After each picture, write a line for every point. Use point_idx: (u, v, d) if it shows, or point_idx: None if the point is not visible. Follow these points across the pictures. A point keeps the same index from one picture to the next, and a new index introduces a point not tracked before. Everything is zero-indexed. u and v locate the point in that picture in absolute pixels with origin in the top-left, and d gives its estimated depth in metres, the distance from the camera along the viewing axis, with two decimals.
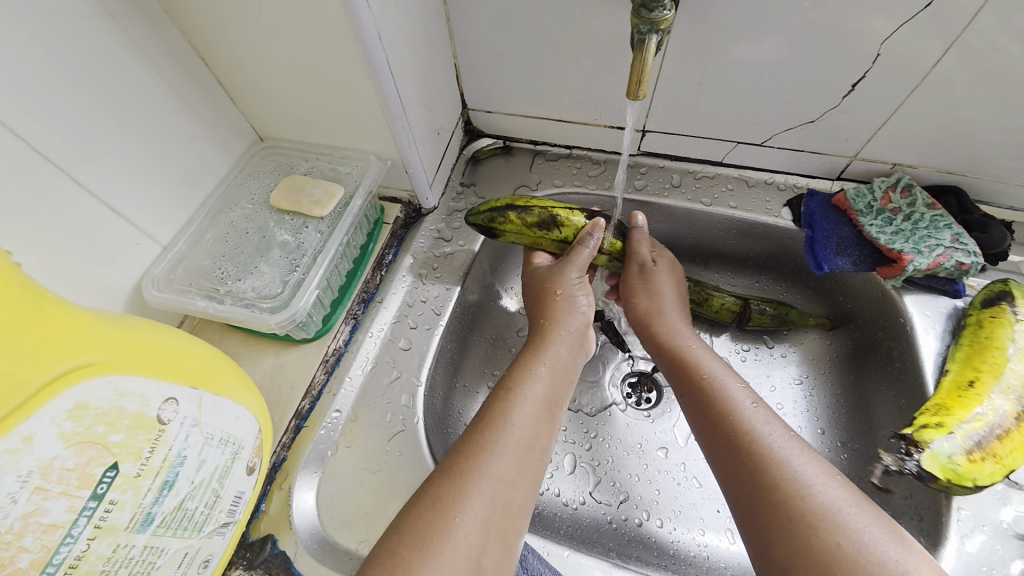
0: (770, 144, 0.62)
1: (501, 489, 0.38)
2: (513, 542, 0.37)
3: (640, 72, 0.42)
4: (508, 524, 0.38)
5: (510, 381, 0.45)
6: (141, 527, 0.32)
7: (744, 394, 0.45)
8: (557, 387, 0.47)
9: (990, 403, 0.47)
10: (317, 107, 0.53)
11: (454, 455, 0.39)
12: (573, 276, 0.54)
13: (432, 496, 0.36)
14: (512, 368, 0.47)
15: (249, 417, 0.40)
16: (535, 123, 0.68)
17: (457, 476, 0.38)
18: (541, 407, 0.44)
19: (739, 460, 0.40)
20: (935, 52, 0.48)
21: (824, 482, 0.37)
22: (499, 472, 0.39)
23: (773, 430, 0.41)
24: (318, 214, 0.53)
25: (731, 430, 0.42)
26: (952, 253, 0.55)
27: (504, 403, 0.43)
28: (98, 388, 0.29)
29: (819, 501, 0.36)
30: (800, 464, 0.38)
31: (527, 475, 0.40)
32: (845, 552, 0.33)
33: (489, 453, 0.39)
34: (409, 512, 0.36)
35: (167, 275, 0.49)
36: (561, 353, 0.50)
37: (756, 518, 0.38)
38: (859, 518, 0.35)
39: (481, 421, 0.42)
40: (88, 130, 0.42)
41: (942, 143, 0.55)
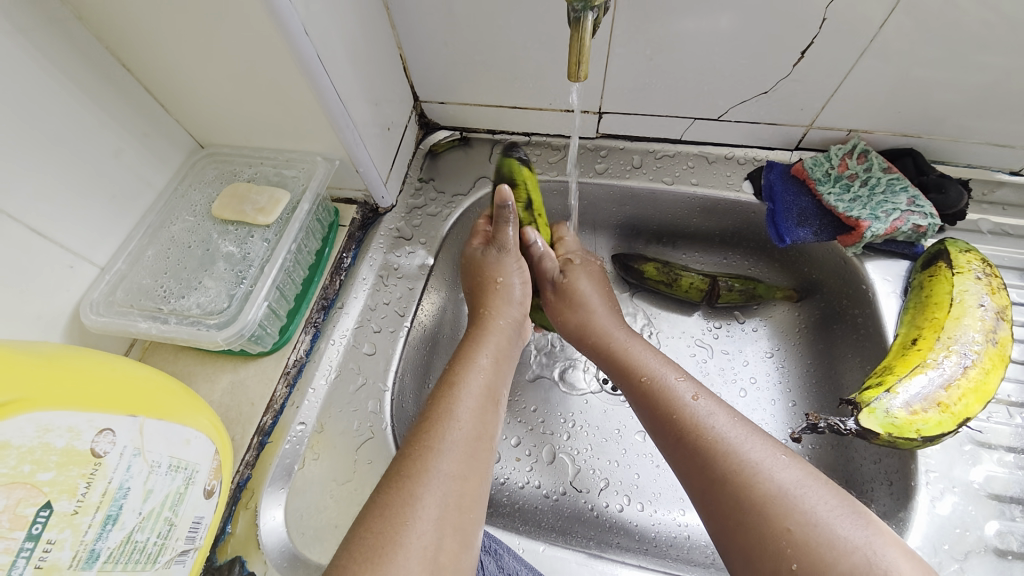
0: (727, 118, 0.61)
1: (452, 486, 0.36)
2: (471, 539, 0.36)
3: (579, 51, 0.40)
4: (463, 522, 0.36)
5: (452, 377, 0.44)
6: (85, 565, 0.31)
7: (686, 385, 0.44)
8: (498, 376, 0.46)
9: (933, 355, 0.48)
10: (255, 110, 0.50)
11: (401, 458, 0.38)
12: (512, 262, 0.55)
13: (382, 504, 0.34)
14: (453, 365, 0.46)
15: (202, 439, 0.39)
16: (491, 111, 0.66)
17: (406, 479, 0.36)
18: (484, 401, 0.43)
19: (692, 459, 0.40)
20: (880, 14, 0.47)
21: (772, 465, 0.37)
22: (447, 468, 0.37)
23: (717, 419, 0.41)
24: (263, 222, 0.51)
25: (679, 427, 0.42)
26: (909, 217, 0.55)
27: (447, 399, 0.42)
28: (18, 427, 0.28)
29: (766, 489, 0.35)
30: (748, 449, 0.38)
31: (477, 467, 0.38)
32: (798, 537, 0.33)
33: (427, 452, 0.38)
34: (359, 523, 0.34)
35: (107, 298, 0.47)
36: (500, 340, 0.50)
37: (720, 513, 0.37)
38: (809, 497, 0.35)
39: (425, 421, 0.40)
40: (3, 151, 0.39)
41: (897, 106, 0.55)
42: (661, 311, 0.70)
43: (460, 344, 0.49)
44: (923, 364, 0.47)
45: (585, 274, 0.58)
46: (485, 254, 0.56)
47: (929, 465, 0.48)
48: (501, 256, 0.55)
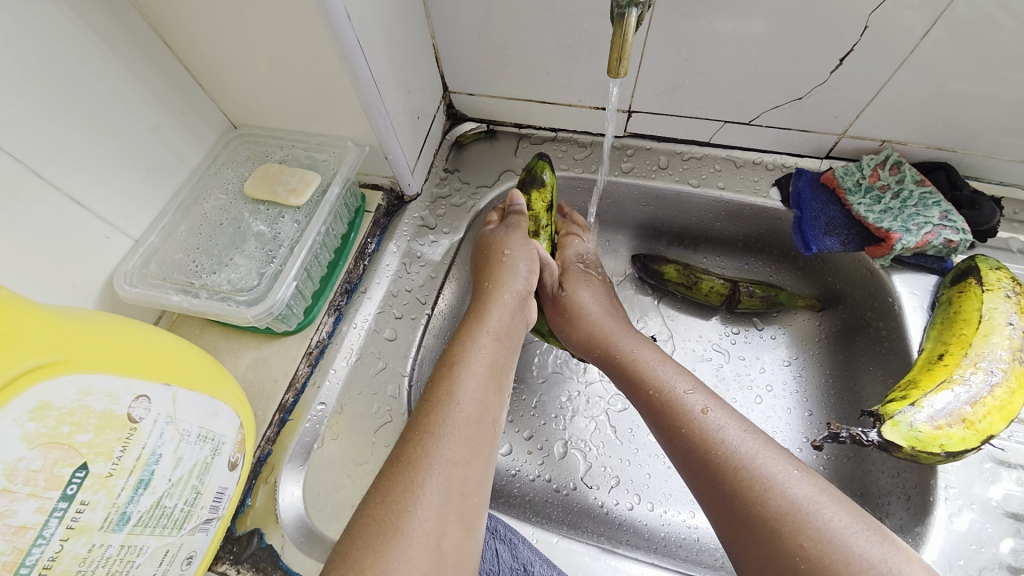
0: (758, 123, 0.61)
1: (454, 472, 0.36)
2: (476, 523, 0.35)
3: (621, 48, 0.40)
4: (467, 505, 0.35)
5: (451, 356, 0.43)
6: (116, 527, 0.31)
7: (696, 396, 0.44)
8: (505, 356, 0.46)
9: (960, 371, 0.47)
10: (290, 92, 0.51)
11: (402, 446, 0.37)
12: (518, 236, 0.55)
13: (384, 492, 0.34)
14: (453, 343, 0.45)
15: (229, 412, 0.40)
16: (519, 105, 0.66)
17: (406, 463, 0.35)
18: (484, 380, 0.42)
19: (701, 474, 0.40)
20: (921, 26, 0.46)
21: (785, 481, 0.36)
22: (448, 453, 0.36)
23: (728, 432, 0.40)
24: (294, 203, 0.51)
25: (688, 441, 0.41)
26: (941, 231, 0.54)
27: (447, 380, 0.41)
28: (61, 388, 0.28)
29: (778, 505, 0.35)
30: (761, 463, 0.38)
31: (479, 450, 0.38)
32: (812, 553, 0.33)
33: (428, 436, 0.37)
34: (361, 512, 0.34)
35: (140, 270, 0.48)
36: (504, 317, 0.48)
37: (731, 529, 0.37)
38: (822, 514, 0.34)
39: (425, 404, 0.40)
40: (48, 123, 0.40)
41: (933, 118, 0.54)
42: (679, 314, 0.70)
43: (458, 326, 0.48)
44: (949, 380, 0.47)
45: (598, 287, 0.59)
46: (494, 231, 0.57)
47: (948, 481, 0.48)
48: (510, 233, 0.56)
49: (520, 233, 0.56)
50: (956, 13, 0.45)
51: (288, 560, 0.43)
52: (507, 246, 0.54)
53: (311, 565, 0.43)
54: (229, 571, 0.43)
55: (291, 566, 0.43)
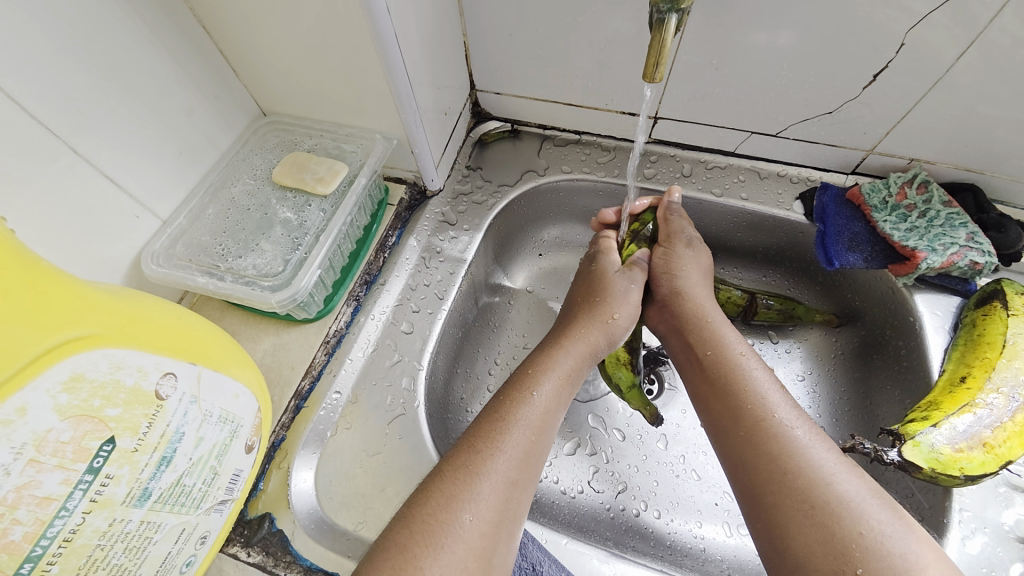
0: (784, 135, 0.60)
1: (509, 489, 0.38)
2: (515, 533, 0.38)
3: (658, 54, 0.41)
4: (513, 520, 0.38)
5: (528, 381, 0.45)
6: (138, 502, 0.32)
7: (765, 376, 0.44)
8: (570, 389, 0.47)
9: (981, 395, 0.47)
10: (322, 82, 0.51)
11: (465, 452, 0.39)
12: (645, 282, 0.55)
13: (446, 495, 0.36)
14: (529, 368, 0.47)
15: (249, 395, 0.40)
16: (545, 106, 0.66)
17: (472, 474, 0.38)
18: (553, 408, 0.44)
19: (760, 446, 0.40)
20: (956, 47, 0.46)
21: (844, 473, 0.37)
22: (509, 470, 0.39)
23: (793, 418, 0.41)
24: (321, 192, 0.51)
25: (755, 414, 0.41)
26: (967, 253, 0.53)
27: (519, 402, 0.43)
28: (94, 361, 0.28)
29: (840, 491, 0.36)
30: (822, 453, 0.38)
31: (531, 475, 0.40)
32: (869, 543, 0.33)
33: (495, 450, 0.39)
34: (418, 508, 0.36)
35: (167, 250, 0.48)
36: (585, 353, 0.50)
37: (775, 505, 0.37)
38: (878, 509, 0.35)
39: (497, 418, 0.42)
40: (85, 102, 0.40)
41: (962, 139, 0.54)
42: None
43: (537, 351, 0.50)
44: (971, 404, 0.46)
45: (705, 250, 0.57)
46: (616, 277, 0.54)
47: (962, 503, 0.47)
48: (629, 290, 0.54)
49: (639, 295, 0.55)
50: (988, 40, 0.45)
51: (298, 546, 0.44)
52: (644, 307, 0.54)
53: (320, 552, 0.43)
54: (239, 553, 0.43)
55: (300, 552, 0.43)
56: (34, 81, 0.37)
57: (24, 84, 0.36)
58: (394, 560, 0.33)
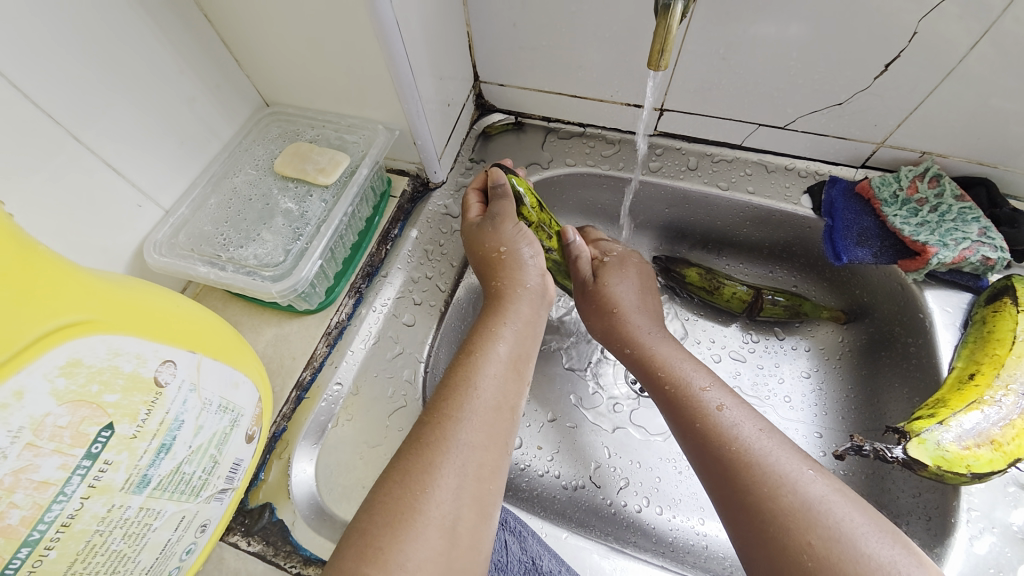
0: (793, 127, 0.59)
1: (473, 458, 0.38)
2: (489, 504, 0.37)
3: (663, 39, 0.40)
4: (482, 488, 0.37)
5: (473, 347, 0.45)
6: (136, 489, 0.32)
7: (714, 393, 0.44)
8: (517, 352, 0.46)
9: (990, 393, 0.46)
10: (323, 72, 0.51)
11: (420, 428, 0.39)
12: (513, 230, 0.51)
13: (401, 471, 0.36)
14: (474, 336, 0.46)
15: (249, 385, 0.40)
16: (549, 98, 0.66)
17: (428, 447, 0.37)
18: (505, 376, 0.43)
19: (714, 465, 0.40)
20: (969, 38, 0.45)
21: (797, 479, 0.36)
22: (470, 442, 0.38)
23: (742, 428, 0.40)
24: (323, 182, 0.51)
25: (703, 431, 0.41)
26: (979, 247, 0.52)
27: (465, 369, 0.43)
28: (92, 347, 0.28)
29: (789, 501, 0.35)
30: (772, 462, 0.37)
31: (498, 438, 0.40)
32: (819, 551, 0.33)
33: (446, 423, 0.39)
34: (380, 488, 0.36)
35: (170, 240, 0.48)
36: (524, 312, 0.49)
37: (738, 508, 0.37)
38: (833, 512, 0.34)
39: (445, 392, 0.41)
40: (87, 89, 0.40)
41: (976, 132, 0.52)
42: (700, 319, 0.69)
43: (476, 320, 0.49)
44: (979, 401, 0.46)
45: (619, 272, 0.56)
46: (480, 223, 0.53)
47: (971, 503, 0.46)
48: (498, 224, 0.51)
49: (513, 223, 0.51)
50: (1003, 29, 0.44)
51: (298, 535, 0.44)
52: (502, 244, 0.51)
53: (320, 543, 0.43)
54: (239, 542, 0.43)
55: (301, 542, 0.43)
56: (35, 68, 0.37)
57: (27, 71, 0.36)
58: (356, 542, 0.33)
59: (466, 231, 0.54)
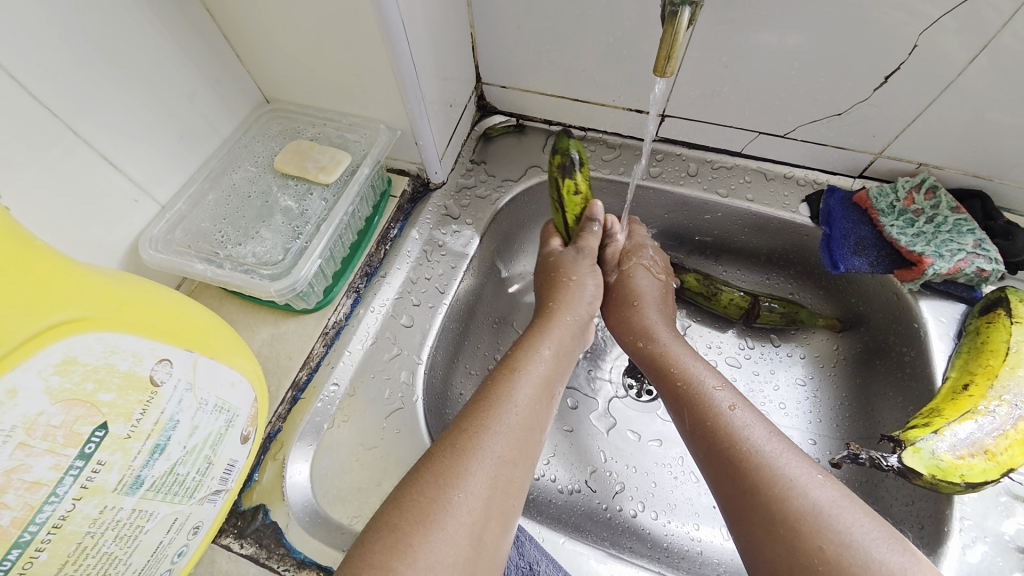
0: (793, 136, 0.60)
1: (503, 469, 0.38)
2: (510, 514, 0.37)
3: (671, 45, 0.40)
4: (507, 500, 0.37)
5: (512, 360, 0.45)
6: (130, 490, 0.31)
7: (725, 394, 0.44)
8: (555, 370, 0.46)
9: (984, 403, 0.46)
10: (326, 69, 0.50)
11: (454, 433, 0.39)
12: (586, 264, 0.55)
13: (436, 473, 0.36)
14: (514, 350, 0.47)
15: (245, 385, 0.39)
16: (551, 101, 0.66)
17: (459, 453, 0.37)
18: (541, 390, 0.44)
19: (724, 468, 0.40)
20: (967, 53, 0.46)
21: (807, 483, 0.36)
22: (498, 449, 0.38)
23: (753, 431, 0.40)
24: (323, 180, 0.51)
25: (714, 435, 0.41)
26: (974, 259, 0.53)
27: (505, 383, 0.43)
28: (88, 344, 0.28)
29: (799, 505, 0.35)
30: (785, 466, 0.37)
31: (527, 453, 0.40)
32: (829, 557, 0.33)
33: (480, 429, 0.39)
34: (410, 488, 0.36)
35: (166, 236, 0.48)
36: (564, 335, 0.49)
37: (745, 519, 0.37)
38: (843, 518, 0.34)
39: (479, 401, 0.41)
40: (85, 81, 0.40)
41: (972, 145, 0.53)
42: (697, 324, 0.69)
43: (521, 334, 0.49)
44: (973, 411, 0.46)
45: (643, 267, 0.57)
46: (565, 253, 0.56)
47: (963, 512, 0.47)
48: (579, 257, 0.55)
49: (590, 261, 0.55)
50: (1000, 45, 0.44)
51: (292, 538, 0.43)
52: (575, 272, 0.54)
53: (314, 546, 0.43)
54: (232, 545, 0.42)
55: (294, 545, 0.43)
56: (33, 58, 0.36)
57: (25, 62, 0.35)
58: (384, 539, 0.33)
59: (543, 257, 0.58)
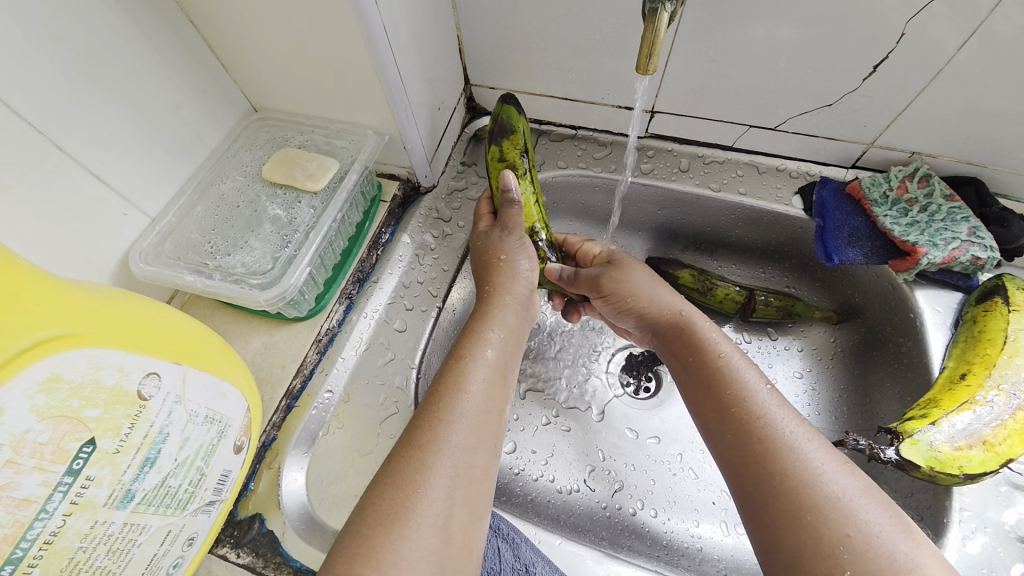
0: (784, 128, 0.59)
1: (463, 458, 0.37)
2: (479, 506, 0.37)
3: (652, 45, 0.40)
4: (475, 492, 0.37)
5: (459, 349, 0.44)
6: (121, 504, 0.31)
7: (757, 375, 0.43)
8: (506, 355, 0.46)
9: (982, 393, 0.46)
10: (311, 77, 0.50)
11: (413, 429, 0.38)
12: (516, 241, 0.53)
13: (397, 471, 0.36)
14: (461, 338, 0.46)
15: (237, 395, 0.39)
16: (540, 100, 0.65)
17: (418, 449, 0.37)
18: (491, 377, 0.43)
19: (746, 449, 0.39)
20: (955, 40, 0.45)
21: (834, 472, 0.36)
22: (460, 440, 0.38)
23: (785, 415, 0.40)
24: (311, 188, 0.51)
25: (741, 415, 0.41)
26: (968, 247, 0.53)
27: (453, 373, 0.42)
28: (73, 361, 0.28)
29: (828, 491, 0.35)
30: (811, 452, 0.38)
31: (486, 440, 0.39)
32: (856, 544, 0.33)
33: (437, 422, 0.38)
34: (375, 490, 0.35)
35: (156, 248, 0.48)
36: (510, 316, 0.49)
37: (765, 508, 0.37)
38: (869, 508, 0.35)
39: (436, 393, 0.41)
40: (71, 96, 0.40)
41: (964, 132, 0.53)
42: None
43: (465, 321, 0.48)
44: (971, 401, 0.46)
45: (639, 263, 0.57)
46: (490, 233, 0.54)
47: (963, 503, 0.46)
48: (505, 237, 0.53)
49: (518, 239, 0.53)
50: (988, 31, 0.44)
51: (289, 547, 0.43)
52: (503, 251, 0.52)
53: (310, 553, 0.43)
54: (229, 555, 0.42)
55: (291, 553, 0.43)
56: (18, 76, 0.36)
57: (9, 80, 0.36)
58: (350, 546, 0.33)
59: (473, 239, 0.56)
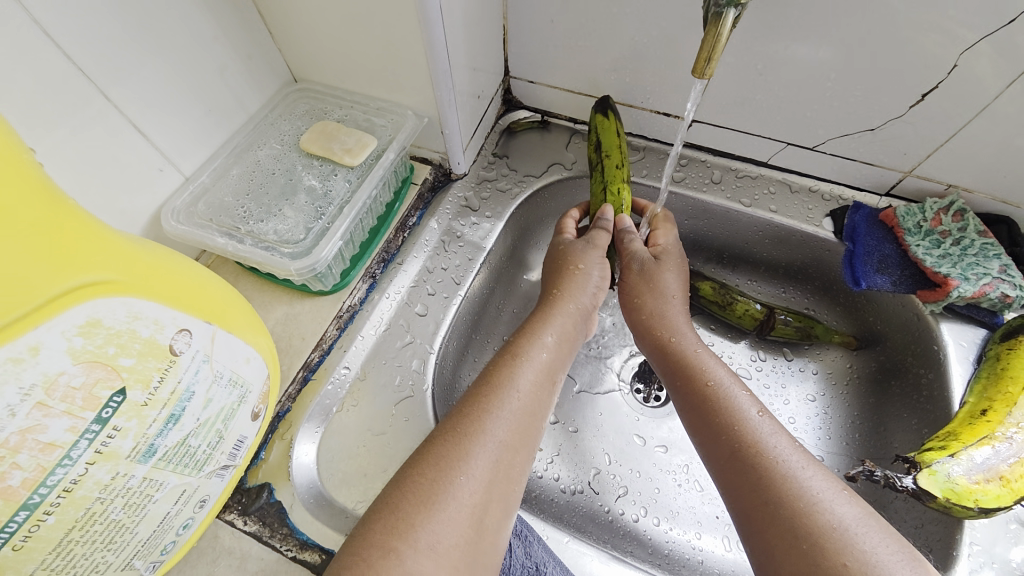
0: (821, 149, 0.59)
1: (503, 454, 0.37)
2: (510, 508, 0.37)
3: (711, 49, 0.40)
4: (508, 489, 0.37)
5: (514, 349, 0.44)
6: (141, 458, 0.31)
7: (750, 400, 0.44)
8: (559, 360, 0.46)
9: (1002, 429, 0.46)
10: (357, 51, 0.50)
11: (455, 417, 0.39)
12: (597, 256, 0.53)
13: (439, 455, 0.36)
14: (516, 337, 0.46)
15: (260, 361, 0.39)
16: (578, 99, 0.65)
17: (462, 437, 0.37)
18: (543, 379, 0.43)
19: (742, 472, 0.39)
20: (1007, 76, 0.45)
21: (832, 499, 0.36)
22: (499, 434, 0.38)
23: (779, 440, 0.40)
24: (348, 163, 0.50)
25: (735, 440, 0.41)
26: (999, 284, 0.53)
27: (505, 369, 0.42)
28: (112, 308, 0.27)
29: (824, 520, 0.35)
30: (808, 479, 0.37)
31: (528, 441, 0.39)
32: (852, 574, 0.32)
33: (483, 415, 0.39)
34: (412, 468, 0.36)
35: (188, 208, 0.47)
36: (567, 324, 0.49)
37: (762, 532, 0.37)
38: (869, 538, 0.34)
39: (483, 387, 0.41)
40: (119, 46, 0.39)
41: (1004, 171, 0.52)
42: (709, 333, 0.68)
43: (523, 322, 0.49)
44: (990, 437, 0.45)
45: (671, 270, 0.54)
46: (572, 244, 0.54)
47: (973, 537, 0.46)
48: (588, 250, 0.53)
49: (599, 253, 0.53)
50: None
51: (295, 519, 0.43)
52: (582, 262, 0.53)
53: (316, 527, 0.42)
54: (236, 521, 0.42)
55: (297, 526, 0.42)
56: (69, 19, 0.35)
57: (61, 22, 0.35)
58: (386, 519, 0.33)
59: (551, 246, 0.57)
